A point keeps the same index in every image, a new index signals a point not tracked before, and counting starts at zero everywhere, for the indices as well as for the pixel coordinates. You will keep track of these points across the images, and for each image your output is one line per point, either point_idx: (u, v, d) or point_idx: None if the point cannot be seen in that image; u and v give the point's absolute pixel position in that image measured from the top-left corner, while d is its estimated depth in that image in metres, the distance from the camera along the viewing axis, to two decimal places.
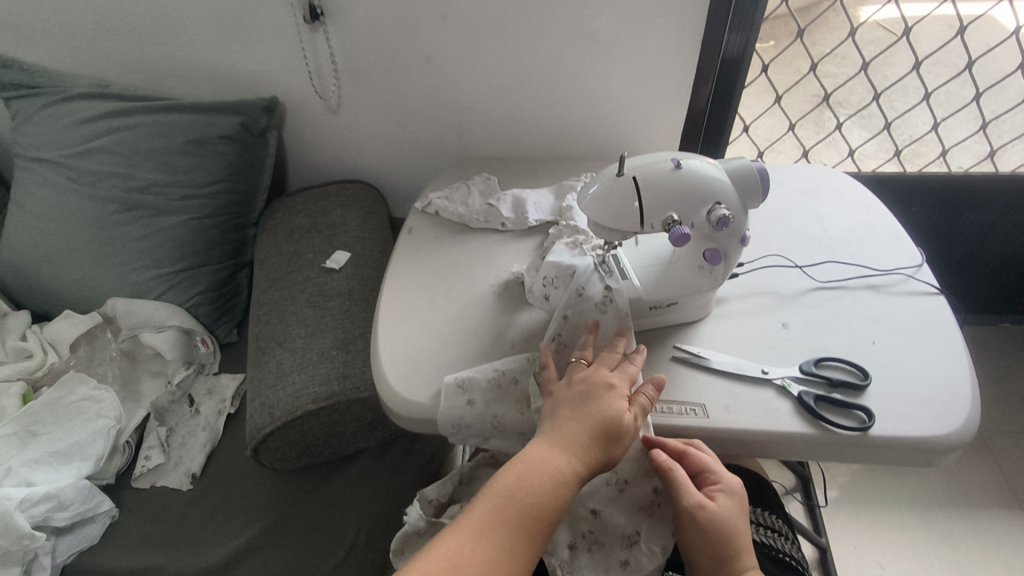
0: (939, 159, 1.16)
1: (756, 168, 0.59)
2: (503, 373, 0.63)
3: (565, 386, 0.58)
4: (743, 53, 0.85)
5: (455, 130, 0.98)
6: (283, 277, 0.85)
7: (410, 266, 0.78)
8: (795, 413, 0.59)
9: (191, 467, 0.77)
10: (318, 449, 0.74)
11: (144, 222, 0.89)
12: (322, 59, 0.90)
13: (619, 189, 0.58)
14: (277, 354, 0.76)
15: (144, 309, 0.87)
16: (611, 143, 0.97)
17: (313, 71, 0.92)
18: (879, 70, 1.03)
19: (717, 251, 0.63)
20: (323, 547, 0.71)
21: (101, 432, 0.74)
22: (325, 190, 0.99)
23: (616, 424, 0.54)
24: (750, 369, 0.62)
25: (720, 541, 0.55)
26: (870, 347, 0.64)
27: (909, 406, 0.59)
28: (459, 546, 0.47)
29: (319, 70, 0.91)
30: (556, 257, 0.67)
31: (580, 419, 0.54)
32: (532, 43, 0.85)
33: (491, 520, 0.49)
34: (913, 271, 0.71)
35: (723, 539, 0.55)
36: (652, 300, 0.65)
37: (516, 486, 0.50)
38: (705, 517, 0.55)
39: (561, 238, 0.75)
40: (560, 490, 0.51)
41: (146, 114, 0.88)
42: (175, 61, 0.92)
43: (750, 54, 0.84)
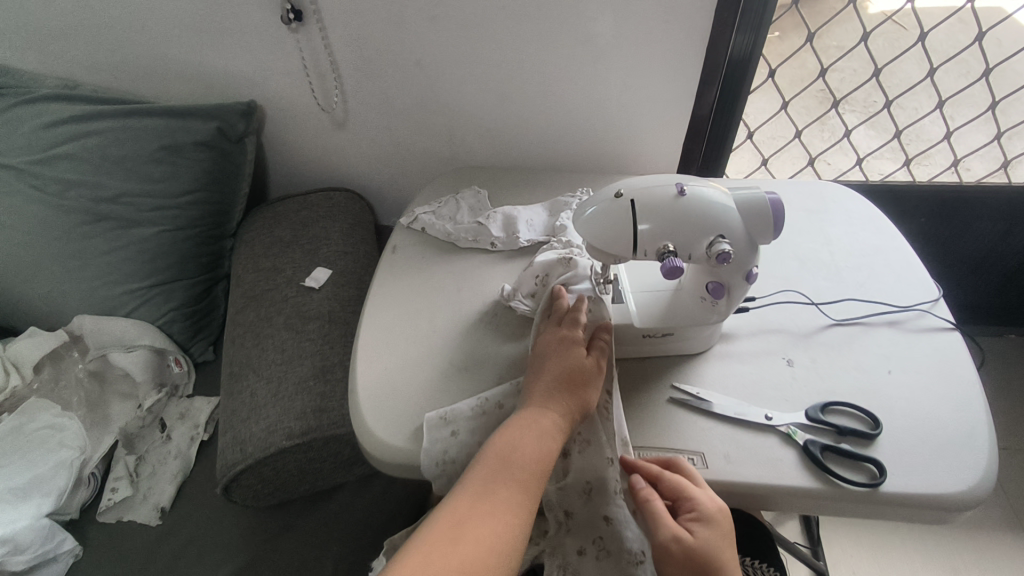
0: (950, 169, 1.12)
1: (769, 203, 0.53)
2: (486, 399, 0.57)
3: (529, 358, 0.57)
4: (752, 55, 0.79)
5: (445, 137, 0.92)
6: (259, 295, 0.80)
7: (392, 287, 0.73)
8: (800, 465, 0.55)
9: (160, 500, 0.73)
10: (293, 485, 0.70)
11: (113, 234, 0.83)
12: (321, 65, 0.84)
13: (614, 211, 0.51)
14: (251, 382, 0.71)
15: (113, 327, 0.82)
16: (609, 152, 0.91)
17: (313, 78, 0.86)
18: (892, 78, 0.98)
19: (721, 284, 0.57)
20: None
21: (64, 464, 0.71)
22: (306, 199, 0.93)
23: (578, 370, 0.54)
24: (753, 415, 0.58)
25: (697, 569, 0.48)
26: (883, 389, 0.60)
27: (922, 459, 0.55)
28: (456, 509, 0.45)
29: (322, 77, 0.85)
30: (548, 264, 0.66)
31: (553, 385, 0.53)
32: (527, 48, 0.79)
33: (486, 481, 0.47)
34: (929, 306, 0.67)
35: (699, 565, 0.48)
36: (643, 330, 0.60)
37: (505, 444, 0.49)
38: (677, 552, 0.49)
39: (553, 248, 0.70)
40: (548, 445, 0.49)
41: (114, 118, 0.82)
42: (144, 61, 0.86)
43: (758, 55, 0.79)
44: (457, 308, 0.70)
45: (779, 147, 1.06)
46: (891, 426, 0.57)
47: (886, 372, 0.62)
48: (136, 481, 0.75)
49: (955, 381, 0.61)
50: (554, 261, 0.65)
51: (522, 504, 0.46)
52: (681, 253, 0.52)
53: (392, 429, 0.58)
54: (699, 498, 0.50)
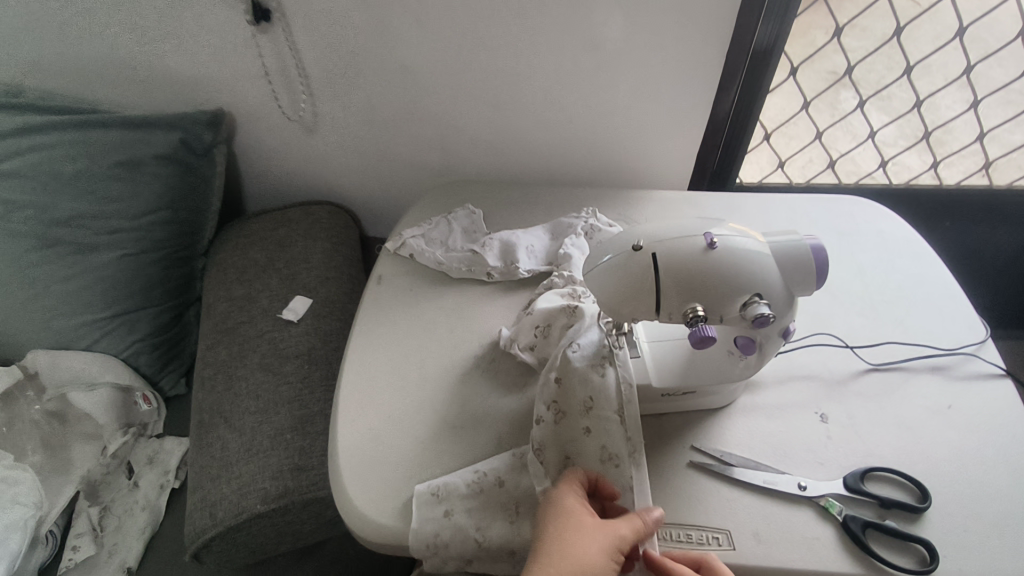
0: (981, 171, 1.00)
1: (811, 251, 0.46)
2: (484, 475, 0.51)
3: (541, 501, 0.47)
4: (776, 44, 0.71)
5: (436, 146, 0.84)
6: (232, 330, 0.73)
7: (378, 326, 0.65)
8: (840, 545, 0.49)
9: (127, 559, 0.69)
10: (271, 548, 0.64)
11: (67, 261, 0.75)
12: (286, 66, 0.75)
13: (632, 266, 0.45)
14: (223, 434, 0.64)
15: (72, 362, 0.75)
16: (614, 163, 0.83)
17: (278, 80, 0.77)
18: (923, 76, 0.86)
19: (751, 339, 0.49)
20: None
21: (17, 525, 0.64)
22: (285, 215, 0.85)
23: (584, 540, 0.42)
24: (785, 484, 0.52)
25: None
26: (930, 451, 0.54)
27: (976, 537, 0.49)
28: None
29: (288, 82, 0.77)
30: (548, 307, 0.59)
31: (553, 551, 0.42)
32: (526, 51, 0.71)
33: None
34: (976, 348, 0.60)
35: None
36: (662, 389, 0.53)
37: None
38: None
39: (556, 289, 0.63)
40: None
41: (64, 130, 0.74)
42: (98, 66, 0.77)
43: (781, 47, 0.71)
44: (449, 353, 0.62)
45: (798, 149, 0.93)
46: (939, 497, 0.51)
47: (947, 407, 0.57)
48: (100, 537, 0.71)
49: (1011, 441, 0.54)
50: (556, 310, 0.58)
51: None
52: (713, 314, 0.45)
53: (378, 502, 0.51)
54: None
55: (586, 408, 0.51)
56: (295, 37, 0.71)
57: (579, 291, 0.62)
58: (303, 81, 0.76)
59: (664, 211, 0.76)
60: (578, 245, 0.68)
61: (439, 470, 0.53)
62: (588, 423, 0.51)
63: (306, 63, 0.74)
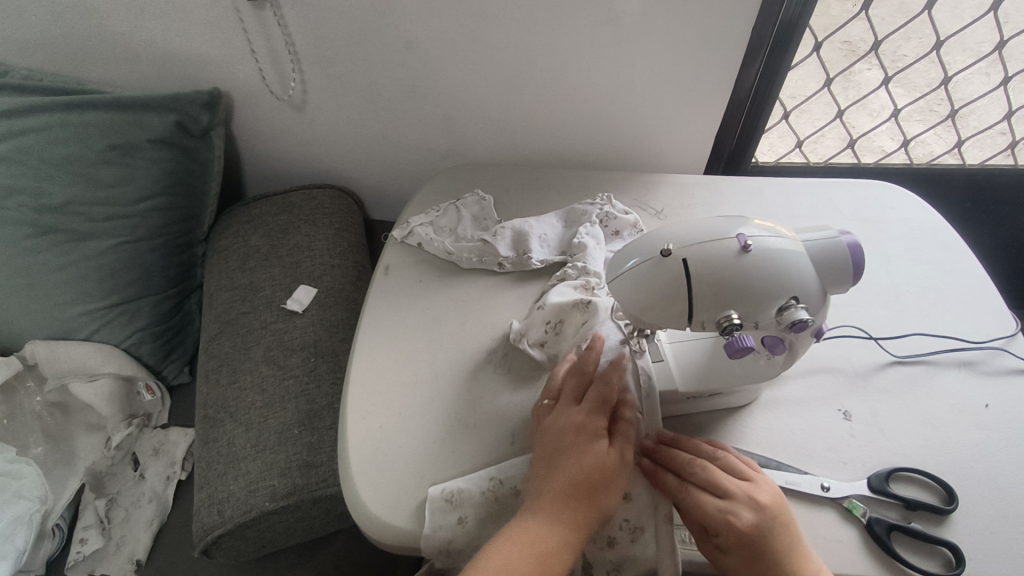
0: (1007, 151, 0.95)
1: (848, 247, 0.44)
2: (500, 482, 0.50)
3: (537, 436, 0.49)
4: (804, 15, 0.67)
5: (442, 127, 0.80)
6: (235, 321, 0.72)
7: (386, 319, 0.63)
8: (863, 549, 0.48)
9: (134, 551, 0.70)
10: (281, 540, 0.64)
11: (63, 249, 0.73)
12: (273, 43, 0.71)
13: (662, 273, 0.44)
14: (229, 429, 0.64)
15: (72, 354, 0.75)
16: (627, 144, 0.80)
17: (265, 60, 0.73)
18: (948, 57, 0.81)
19: (779, 338, 0.46)
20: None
21: (22, 519, 0.66)
22: (287, 200, 0.83)
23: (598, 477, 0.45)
24: (809, 485, 0.50)
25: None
26: (958, 450, 0.52)
27: (1006, 540, 0.47)
28: None
29: (276, 62, 0.73)
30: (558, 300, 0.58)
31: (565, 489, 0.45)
32: (537, 27, 0.67)
33: None
34: (1005, 342, 0.59)
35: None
36: (688, 393, 0.52)
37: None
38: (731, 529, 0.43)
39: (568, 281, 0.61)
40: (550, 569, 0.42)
41: (53, 113, 0.70)
42: (87, 45, 0.74)
43: (808, 20, 0.67)
44: (461, 347, 0.60)
45: (817, 129, 0.88)
46: (969, 499, 0.50)
47: (982, 406, 0.55)
48: (108, 528, 0.72)
49: None
50: (568, 305, 0.57)
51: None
52: (748, 320, 0.44)
53: (389, 500, 0.50)
54: (729, 519, 0.43)
55: None
56: (284, 15, 0.68)
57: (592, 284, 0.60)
58: (293, 60, 0.73)
59: (680, 196, 0.73)
60: (593, 233, 0.65)
61: (453, 470, 0.52)
62: None
63: (298, 42, 0.71)
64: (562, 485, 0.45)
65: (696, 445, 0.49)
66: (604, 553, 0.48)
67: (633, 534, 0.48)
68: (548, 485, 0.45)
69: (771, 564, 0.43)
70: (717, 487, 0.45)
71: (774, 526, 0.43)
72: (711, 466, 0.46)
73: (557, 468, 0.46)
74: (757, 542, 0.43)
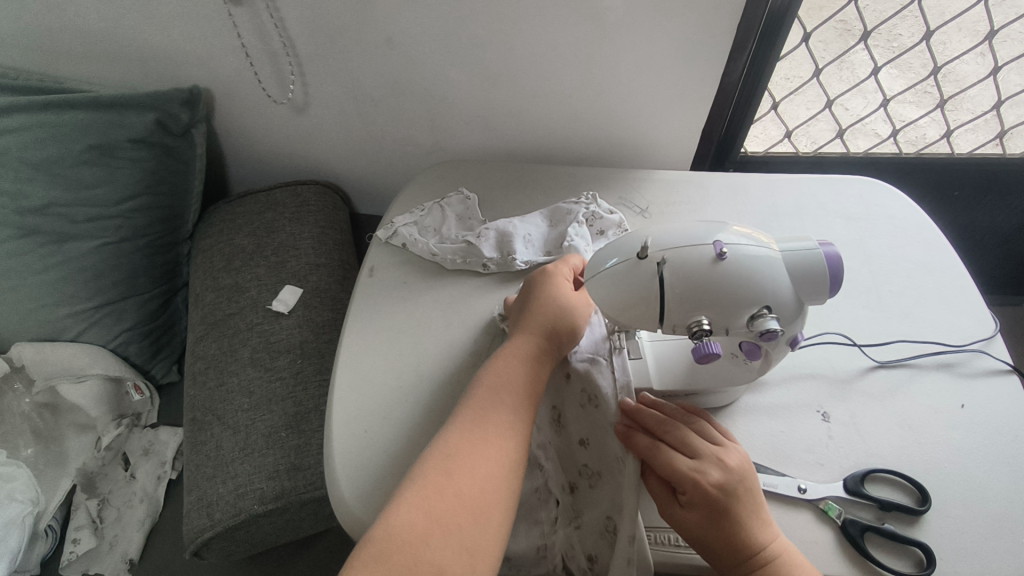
0: (995, 141, 0.95)
1: (826, 259, 0.44)
2: None
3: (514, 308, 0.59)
4: (794, 4, 0.65)
5: (428, 122, 0.79)
6: (220, 321, 0.72)
7: (371, 321, 0.63)
8: (838, 549, 0.49)
9: (128, 551, 0.73)
10: (271, 540, 0.65)
11: (46, 251, 0.73)
12: (272, 46, 0.70)
13: (637, 275, 0.44)
14: (217, 432, 0.65)
15: (57, 356, 0.75)
16: (614, 139, 0.79)
17: (261, 64, 0.73)
18: (944, 40, 0.80)
19: (757, 346, 0.46)
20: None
21: (16, 521, 0.67)
22: (272, 197, 0.82)
23: (560, 324, 0.55)
24: (786, 487, 0.51)
25: (742, 557, 0.44)
26: (933, 452, 0.53)
27: (975, 540, 0.49)
28: (454, 442, 0.46)
29: (275, 66, 0.73)
30: None
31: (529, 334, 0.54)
32: (520, 22, 0.66)
33: (465, 432, 0.47)
34: (984, 344, 0.59)
35: (739, 555, 0.44)
36: (663, 391, 0.54)
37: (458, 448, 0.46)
38: (696, 482, 0.46)
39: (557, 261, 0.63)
40: (516, 415, 0.48)
41: (30, 113, 0.69)
42: (62, 42, 0.72)
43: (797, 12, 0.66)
44: (445, 350, 0.61)
45: (806, 120, 0.88)
46: (942, 500, 0.51)
47: (958, 406, 0.56)
48: (100, 528, 0.75)
49: (1014, 439, 0.54)
50: None
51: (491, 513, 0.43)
52: (719, 326, 0.45)
53: (370, 506, 0.51)
54: (697, 476, 0.46)
55: (586, 404, 0.54)
56: (285, 18, 0.67)
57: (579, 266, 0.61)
58: (293, 63, 0.72)
59: (666, 193, 0.73)
60: (582, 233, 0.66)
61: None
62: (581, 434, 0.53)
63: (294, 34, 0.69)
64: (519, 349, 0.53)
65: (675, 409, 0.52)
66: (567, 501, 0.51)
67: (591, 479, 0.51)
68: (509, 353, 0.53)
69: (734, 519, 0.45)
70: (690, 449, 0.48)
71: (738, 486, 0.46)
72: (686, 430, 0.49)
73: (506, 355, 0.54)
74: (720, 498, 0.45)
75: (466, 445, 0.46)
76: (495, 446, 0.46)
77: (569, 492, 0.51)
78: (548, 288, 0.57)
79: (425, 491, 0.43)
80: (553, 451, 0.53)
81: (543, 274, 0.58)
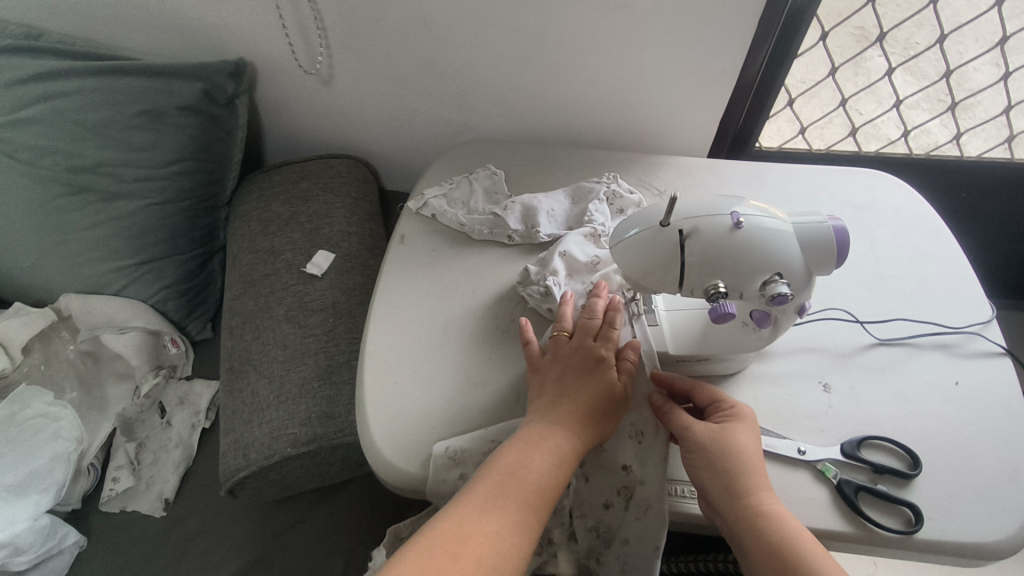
0: (1003, 145, 0.97)
1: (833, 232, 0.48)
2: (497, 442, 0.55)
3: (551, 362, 0.56)
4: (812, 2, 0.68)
5: (457, 103, 0.84)
6: (257, 280, 0.76)
7: (401, 283, 0.67)
8: (833, 506, 0.53)
9: (163, 491, 0.77)
10: (301, 484, 0.70)
11: (96, 208, 0.78)
12: (317, 23, 0.74)
13: (659, 242, 0.48)
14: (253, 381, 0.69)
15: (103, 307, 0.80)
16: (634, 127, 0.83)
17: (306, 37, 0.76)
18: (957, 45, 0.83)
19: (767, 313, 0.51)
20: (324, 559, 0.76)
21: (61, 457, 0.72)
22: (307, 168, 0.86)
23: (584, 411, 0.52)
24: (786, 448, 0.55)
25: (729, 490, 0.49)
26: (926, 423, 0.57)
27: (961, 503, 0.52)
28: (458, 523, 0.46)
29: (299, 35, 0.76)
30: (568, 249, 0.64)
31: (560, 417, 0.52)
32: (551, 11, 0.69)
33: (467, 515, 0.46)
34: (981, 327, 0.63)
35: (733, 494, 0.48)
36: (678, 356, 0.57)
37: (514, 465, 0.49)
38: (700, 430, 0.51)
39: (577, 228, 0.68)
40: (508, 516, 0.47)
41: (86, 77, 0.74)
42: (117, 13, 0.77)
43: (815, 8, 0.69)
44: (470, 311, 0.65)
45: (821, 117, 0.91)
46: (932, 466, 0.54)
47: (953, 383, 0.59)
48: (137, 469, 0.78)
49: (1003, 415, 0.57)
50: (582, 265, 0.64)
51: (534, 536, 0.47)
52: (734, 291, 0.48)
53: (399, 448, 0.55)
54: (691, 425, 0.52)
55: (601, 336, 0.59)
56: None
57: (599, 232, 0.67)
58: (321, 35, 0.76)
59: (684, 177, 0.76)
60: (601, 210, 0.69)
61: (461, 425, 0.57)
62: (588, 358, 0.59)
63: (324, 12, 0.73)
64: (544, 443, 0.50)
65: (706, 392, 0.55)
66: (582, 489, 0.55)
67: (630, 504, 0.53)
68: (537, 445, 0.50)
69: (723, 457, 0.50)
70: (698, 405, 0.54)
71: (737, 440, 0.51)
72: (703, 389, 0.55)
73: (572, 391, 0.53)
74: (718, 444, 0.50)
75: (498, 474, 0.49)
76: (474, 540, 0.45)
77: (584, 480, 0.55)
78: (580, 361, 0.55)
79: (433, 541, 0.45)
80: (592, 471, 0.55)
81: (572, 359, 0.55)
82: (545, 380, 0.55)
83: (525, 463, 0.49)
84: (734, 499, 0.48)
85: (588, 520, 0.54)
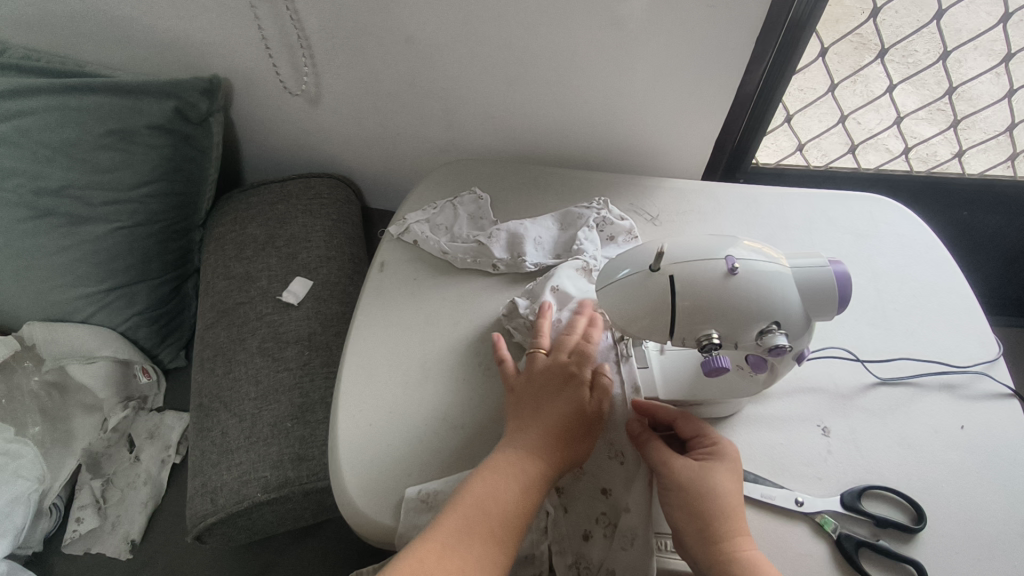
0: (1005, 162, 0.94)
1: (834, 276, 0.45)
2: None
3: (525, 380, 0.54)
4: (814, 16, 0.65)
5: (443, 121, 0.80)
6: (230, 308, 0.73)
7: (381, 316, 0.64)
8: (833, 564, 0.49)
9: (129, 532, 0.78)
10: (271, 527, 0.67)
11: (61, 232, 0.74)
12: (293, 38, 0.71)
13: (649, 289, 0.45)
14: (223, 420, 0.66)
15: (69, 336, 0.77)
16: (627, 147, 0.80)
17: (280, 53, 0.73)
18: (962, 61, 0.80)
19: (762, 359, 0.47)
20: None
21: (20, 498, 0.70)
22: (285, 188, 0.82)
23: (557, 433, 0.50)
24: (783, 499, 0.52)
25: (706, 532, 0.46)
26: (931, 471, 0.54)
27: (967, 561, 0.49)
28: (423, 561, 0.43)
29: (288, 52, 0.72)
30: (564, 285, 0.60)
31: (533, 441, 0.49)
32: (540, 26, 0.66)
33: (433, 553, 0.43)
34: (987, 366, 0.60)
35: (709, 540, 0.46)
36: (668, 401, 0.55)
37: (482, 494, 0.46)
38: (679, 468, 0.49)
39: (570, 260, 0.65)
40: (476, 552, 0.44)
41: (50, 95, 0.70)
42: (82, 27, 0.73)
43: (817, 22, 0.65)
44: (452, 347, 0.61)
45: (819, 133, 0.88)
46: (937, 519, 0.51)
47: (958, 427, 0.56)
48: (103, 508, 0.79)
49: (1010, 462, 0.54)
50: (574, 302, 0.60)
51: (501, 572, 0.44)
52: (728, 339, 0.45)
53: (372, 498, 0.52)
54: (669, 461, 0.49)
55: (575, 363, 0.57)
56: (300, 10, 0.67)
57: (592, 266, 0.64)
58: (295, 50, 0.72)
59: (677, 202, 0.73)
60: (591, 239, 0.66)
61: (438, 470, 0.53)
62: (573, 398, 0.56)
63: (313, 28, 0.69)
64: (513, 470, 0.47)
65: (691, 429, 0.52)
66: (563, 519, 0.51)
67: (608, 529, 0.50)
68: (507, 471, 0.47)
69: (699, 496, 0.47)
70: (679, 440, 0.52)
71: (717, 481, 0.48)
72: (689, 422, 0.52)
73: (546, 412, 0.51)
74: (696, 486, 0.47)
75: (467, 506, 0.46)
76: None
77: (563, 510, 0.51)
78: (556, 377, 0.53)
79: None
80: (569, 501, 0.51)
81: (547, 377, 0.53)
82: (519, 399, 0.53)
83: (495, 493, 0.46)
84: (706, 540, 0.46)
85: (567, 557, 0.49)
